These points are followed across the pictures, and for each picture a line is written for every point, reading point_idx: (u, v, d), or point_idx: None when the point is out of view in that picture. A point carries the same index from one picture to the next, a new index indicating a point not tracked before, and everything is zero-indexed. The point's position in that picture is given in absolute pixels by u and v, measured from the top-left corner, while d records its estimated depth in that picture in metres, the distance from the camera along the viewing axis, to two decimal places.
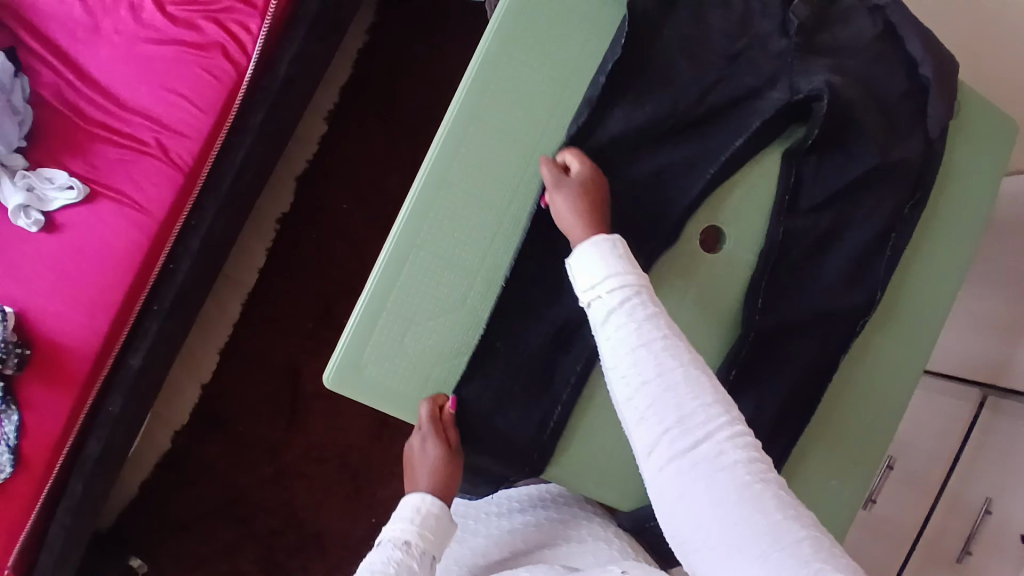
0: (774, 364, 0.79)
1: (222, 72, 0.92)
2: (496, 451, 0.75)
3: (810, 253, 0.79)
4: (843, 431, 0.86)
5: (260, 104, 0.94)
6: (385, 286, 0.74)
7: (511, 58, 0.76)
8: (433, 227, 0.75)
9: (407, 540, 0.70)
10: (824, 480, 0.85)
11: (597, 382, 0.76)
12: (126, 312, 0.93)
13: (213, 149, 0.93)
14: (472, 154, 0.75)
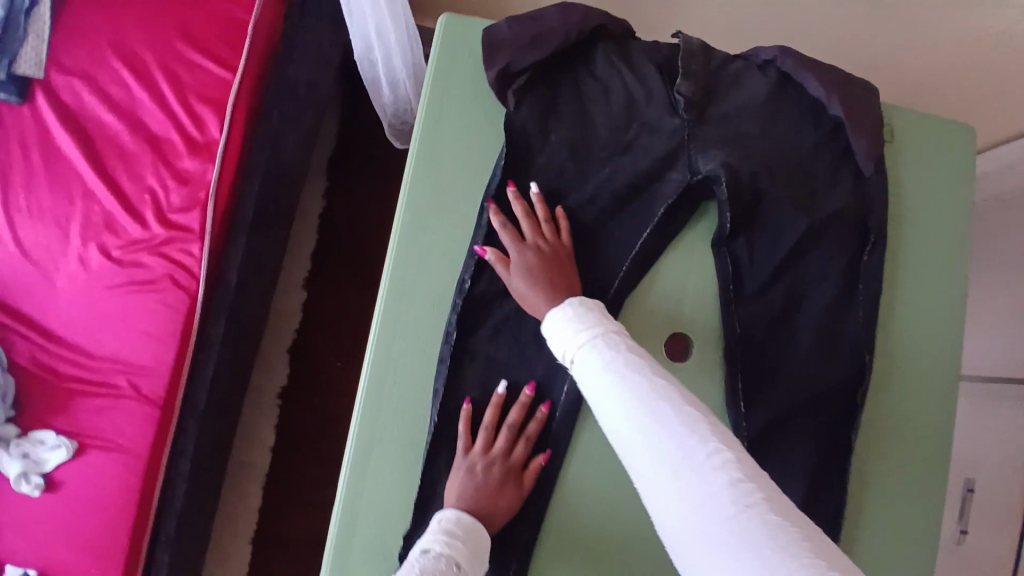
0: (779, 459, 0.73)
1: (175, 299, 0.95)
2: None
3: (775, 335, 0.75)
4: (887, 506, 0.77)
5: (219, 315, 0.96)
6: (355, 488, 0.72)
7: (425, 227, 0.76)
8: (389, 416, 0.74)
9: (446, 551, 0.63)
10: (883, 566, 0.76)
11: (590, 516, 0.75)
12: (136, 550, 0.94)
13: (183, 373, 0.96)
14: (408, 330, 0.75)
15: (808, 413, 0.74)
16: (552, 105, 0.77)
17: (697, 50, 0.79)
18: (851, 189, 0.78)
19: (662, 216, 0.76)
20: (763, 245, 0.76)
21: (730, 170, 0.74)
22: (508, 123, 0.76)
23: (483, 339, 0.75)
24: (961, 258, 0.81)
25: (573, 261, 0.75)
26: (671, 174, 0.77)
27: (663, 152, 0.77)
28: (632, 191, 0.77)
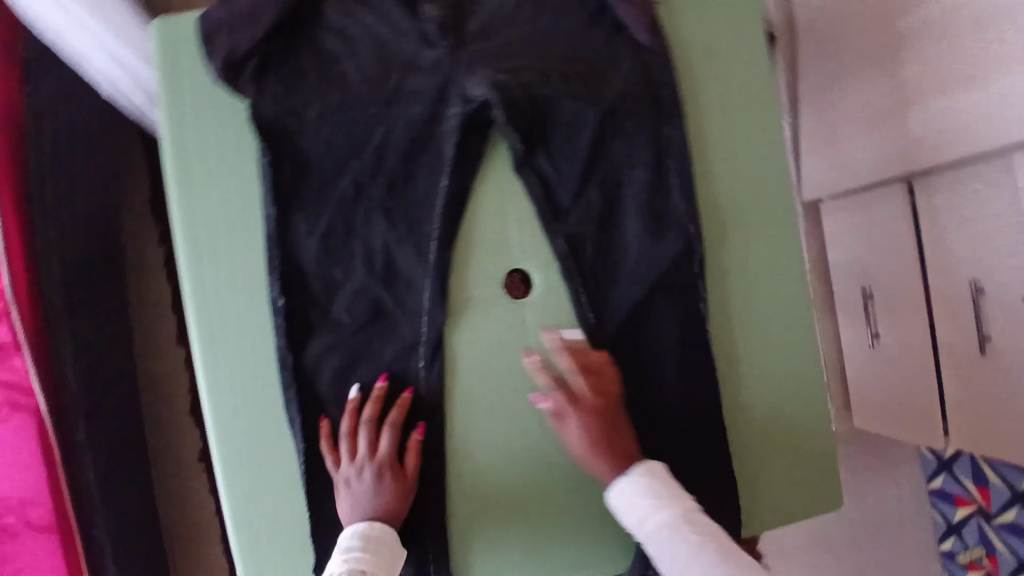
0: (640, 357, 0.74)
1: (22, 423, 0.89)
2: None
3: (603, 237, 0.74)
4: (769, 357, 0.78)
5: (78, 417, 0.92)
6: (249, 545, 0.69)
7: (214, 259, 0.69)
8: (254, 465, 0.69)
9: (355, 566, 0.60)
10: (780, 412, 0.79)
11: (493, 478, 0.73)
12: None
13: (63, 488, 0.91)
14: (238, 377, 0.69)
15: (654, 305, 0.74)
16: (298, 90, 0.69)
17: None
18: (633, 66, 0.74)
19: (455, 155, 0.70)
20: (565, 154, 0.73)
21: (501, 90, 0.68)
22: (260, 121, 0.68)
23: (320, 352, 0.68)
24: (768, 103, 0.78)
25: (385, 240, 0.69)
26: (450, 114, 0.69)
27: (433, 90, 0.69)
28: (414, 142, 0.70)
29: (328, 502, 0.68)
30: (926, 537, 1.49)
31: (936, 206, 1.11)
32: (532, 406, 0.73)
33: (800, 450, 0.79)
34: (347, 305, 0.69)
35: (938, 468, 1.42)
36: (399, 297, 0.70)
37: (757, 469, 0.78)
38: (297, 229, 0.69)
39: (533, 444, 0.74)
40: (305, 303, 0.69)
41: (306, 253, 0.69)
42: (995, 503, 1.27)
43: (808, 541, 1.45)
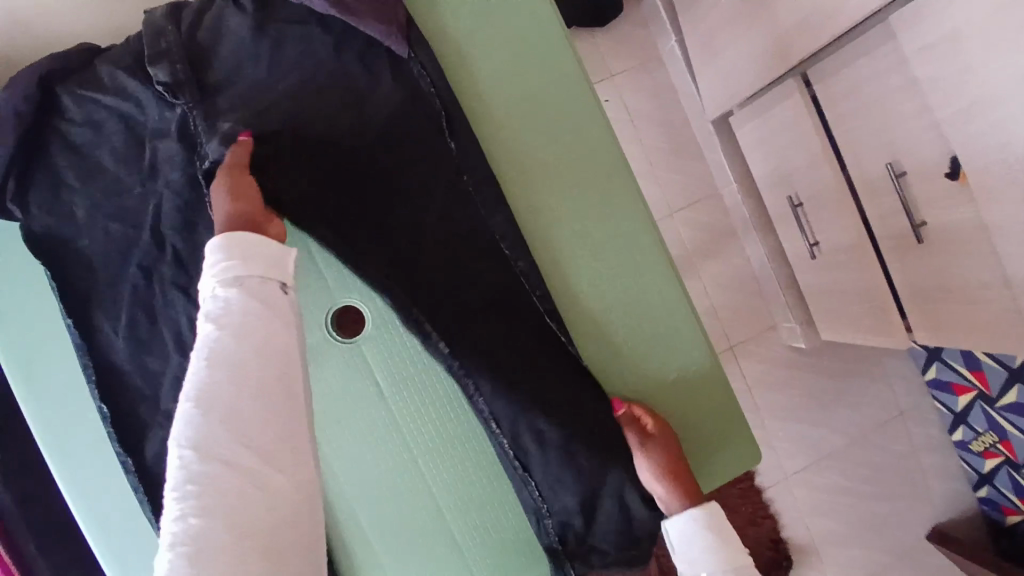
0: (481, 364, 0.78)
1: None
2: None
3: (415, 260, 0.79)
4: (634, 321, 0.84)
5: None
6: None
7: (42, 382, 0.80)
8: (128, 546, 0.79)
9: (236, 274, 0.55)
10: (661, 368, 0.84)
11: (382, 514, 0.80)
12: None
13: None
14: (95, 476, 0.79)
15: (486, 310, 0.80)
16: (66, 198, 0.77)
17: (163, 25, 0.76)
18: (395, 87, 0.80)
19: None
20: (361, 197, 0.78)
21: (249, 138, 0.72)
22: (40, 235, 0.77)
23: (159, 446, 0.79)
24: (576, 98, 0.85)
25: (188, 313, 0.77)
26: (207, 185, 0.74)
27: (184, 151, 0.75)
28: (187, 208, 0.76)
29: None
30: (935, 429, 1.43)
31: (833, 90, 1.01)
32: (389, 442, 0.80)
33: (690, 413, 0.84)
34: (171, 392, 0.78)
35: (929, 358, 1.34)
36: None
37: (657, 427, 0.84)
38: (105, 332, 0.78)
39: (399, 474, 0.80)
40: (129, 396, 0.79)
41: (118, 353, 0.79)
42: (993, 385, 1.19)
43: (812, 464, 1.39)
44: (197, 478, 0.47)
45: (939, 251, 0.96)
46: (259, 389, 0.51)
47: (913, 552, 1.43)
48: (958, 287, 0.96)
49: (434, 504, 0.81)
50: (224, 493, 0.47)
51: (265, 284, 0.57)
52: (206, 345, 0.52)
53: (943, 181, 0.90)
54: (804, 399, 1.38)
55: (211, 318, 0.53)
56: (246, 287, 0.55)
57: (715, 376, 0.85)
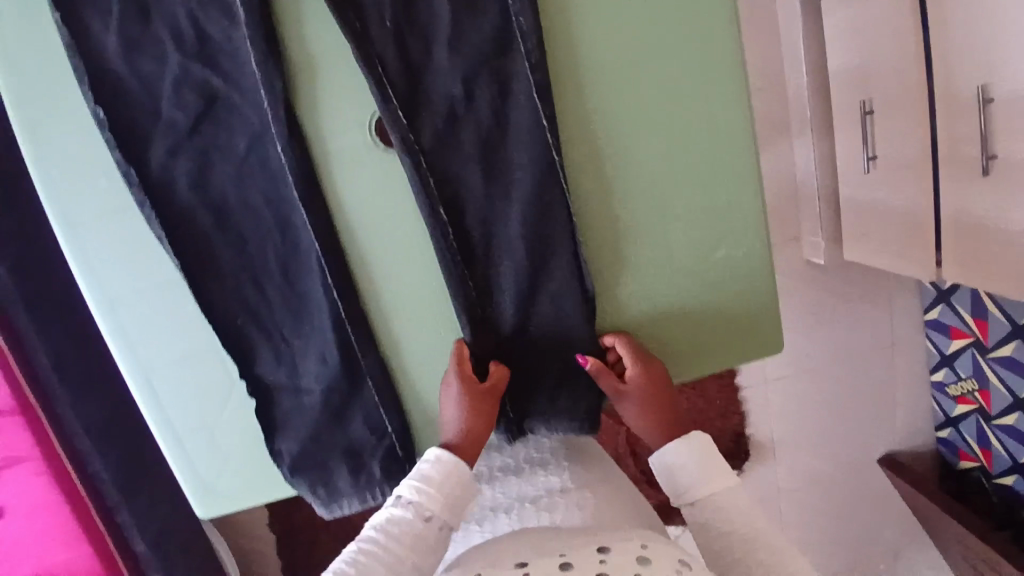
0: (489, 171, 0.67)
1: None
2: (359, 483, 0.69)
3: (416, 32, 0.64)
4: (675, 144, 0.69)
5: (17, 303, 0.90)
6: (149, 390, 0.69)
7: (29, 86, 0.62)
8: (132, 308, 0.66)
9: (422, 500, 0.63)
10: (697, 204, 0.71)
11: (384, 339, 0.69)
12: (96, 529, 0.97)
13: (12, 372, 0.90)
14: (89, 204, 0.64)
15: (475, 97, 0.65)
16: None
17: None
18: None
19: None
20: None
21: None
22: None
23: (166, 159, 0.62)
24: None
25: (189, 12, 0.59)
26: None
27: None
28: None
29: (247, 370, 0.67)
30: (919, 364, 1.47)
31: None
32: (394, 261, 0.68)
33: (721, 301, 0.73)
34: (175, 101, 0.61)
35: (935, 299, 1.37)
36: (231, 78, 0.61)
37: (676, 272, 0.72)
38: (93, 25, 0.59)
39: (411, 292, 0.69)
40: (128, 106, 0.60)
41: (112, 56, 0.60)
42: (992, 335, 1.24)
43: (793, 373, 1.44)
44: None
45: (997, 188, 0.92)
46: (401, 563, 0.60)
47: (862, 470, 1.52)
48: (999, 229, 0.93)
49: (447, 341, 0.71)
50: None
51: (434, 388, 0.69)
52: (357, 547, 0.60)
53: None
54: (804, 312, 1.40)
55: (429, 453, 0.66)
56: (419, 514, 0.63)
57: (754, 211, 0.72)
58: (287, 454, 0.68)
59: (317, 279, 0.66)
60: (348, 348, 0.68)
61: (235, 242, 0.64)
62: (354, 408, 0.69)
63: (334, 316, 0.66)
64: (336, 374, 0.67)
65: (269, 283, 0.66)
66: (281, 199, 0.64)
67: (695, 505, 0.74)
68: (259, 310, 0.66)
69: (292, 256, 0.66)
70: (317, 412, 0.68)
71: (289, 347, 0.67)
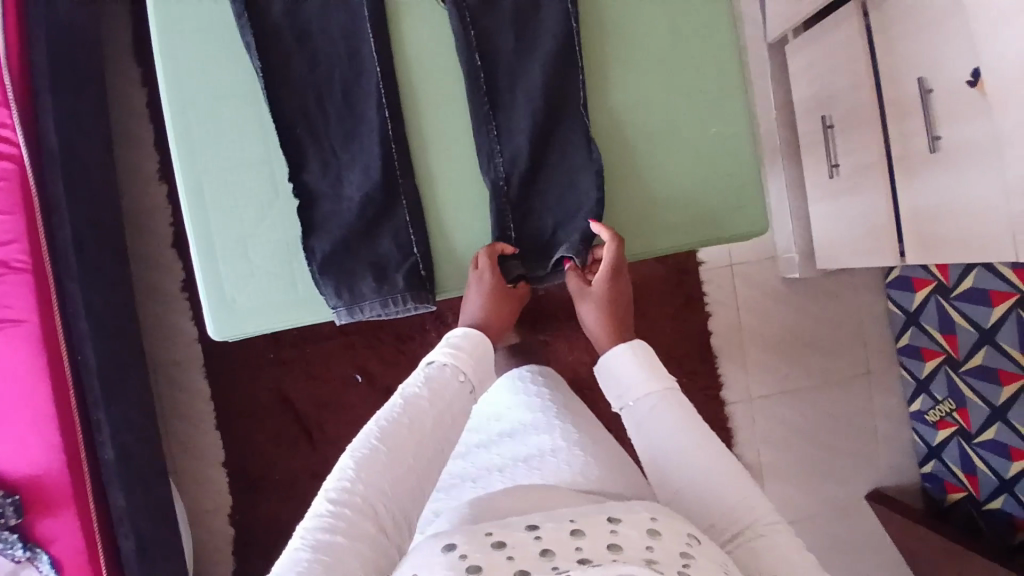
0: (523, 37, 0.78)
1: (5, 171, 0.93)
2: (381, 293, 0.72)
3: None
4: (677, 40, 0.81)
5: (57, 177, 0.96)
6: (198, 193, 0.74)
7: None
8: (201, 115, 0.74)
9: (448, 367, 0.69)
10: (694, 92, 0.81)
11: (419, 171, 0.76)
12: (70, 417, 0.96)
13: (39, 237, 0.95)
14: (187, 21, 0.74)
15: None
16: None
17: None
18: None
19: None
20: None
21: None
22: None
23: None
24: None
25: None
26: None
27: None
28: None
29: (295, 176, 0.73)
30: (896, 396, 1.52)
31: (889, 13, 1.12)
32: (433, 101, 0.77)
33: (707, 173, 0.81)
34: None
35: (906, 322, 1.45)
36: None
37: (675, 147, 0.81)
38: None
39: (444, 132, 0.77)
40: None
41: None
42: (961, 346, 1.31)
43: (777, 393, 1.47)
44: (368, 458, 0.61)
45: (946, 165, 1.06)
46: (437, 420, 0.65)
47: (851, 508, 1.49)
48: (951, 202, 1.06)
49: (470, 182, 0.77)
50: (403, 510, 0.61)
51: (474, 347, 0.72)
52: (401, 399, 0.66)
53: (970, 93, 1.00)
54: (784, 330, 1.47)
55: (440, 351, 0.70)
56: (451, 374, 0.69)
57: (744, 105, 0.82)
58: (318, 253, 0.72)
59: (372, 101, 0.74)
60: (389, 166, 0.74)
61: (309, 60, 0.74)
62: (385, 224, 0.74)
63: (382, 134, 0.74)
64: (373, 187, 0.73)
65: (328, 103, 0.74)
66: (348, 32, 0.75)
67: (635, 405, 0.73)
68: (315, 125, 0.74)
69: (351, 82, 0.75)
70: (351, 220, 0.73)
71: (337, 160, 0.74)
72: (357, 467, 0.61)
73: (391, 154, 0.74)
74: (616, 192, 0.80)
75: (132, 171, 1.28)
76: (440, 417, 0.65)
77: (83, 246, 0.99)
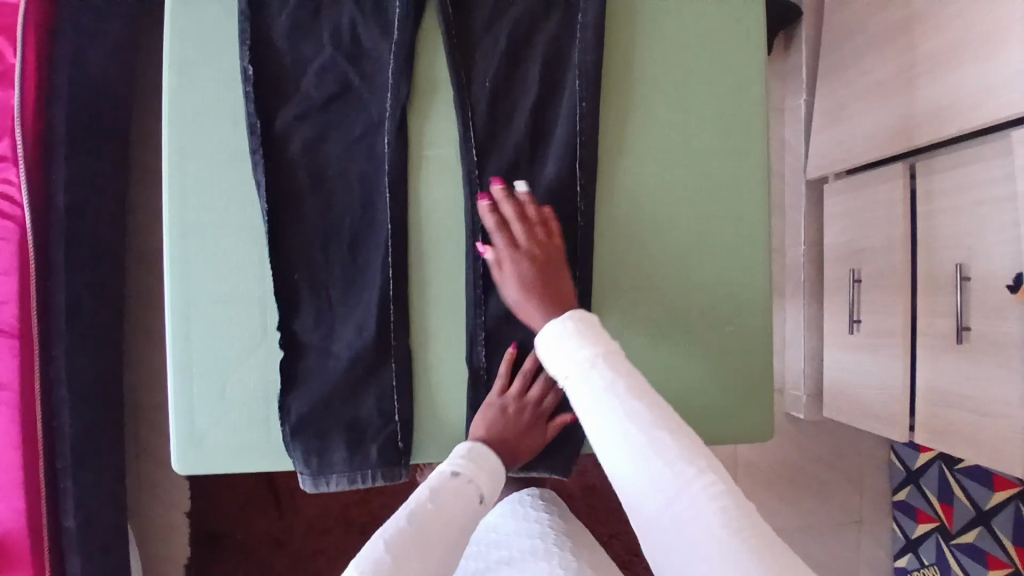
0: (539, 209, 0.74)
1: (6, 231, 0.93)
2: (349, 463, 0.70)
3: (505, 83, 0.74)
4: (707, 228, 0.77)
5: (58, 245, 0.96)
6: (183, 324, 0.71)
7: (190, 46, 0.72)
8: (201, 247, 0.72)
9: (479, 475, 0.63)
10: (715, 286, 0.77)
11: (416, 332, 0.73)
12: (37, 485, 0.95)
13: (30, 300, 0.93)
14: (203, 151, 0.72)
15: (544, 143, 0.75)
16: None
17: None
18: None
19: None
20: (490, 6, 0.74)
21: None
22: None
23: (289, 123, 0.72)
24: (738, 23, 0.78)
25: (351, 21, 0.73)
26: None
27: None
28: None
29: (287, 326, 0.71)
30: (886, 547, 1.46)
31: (935, 184, 1.07)
32: (442, 262, 0.74)
33: (715, 370, 0.77)
34: (316, 81, 0.72)
35: (906, 479, 1.41)
36: (365, 76, 0.73)
37: (687, 339, 0.77)
38: (268, 14, 0.72)
39: (450, 296, 0.74)
40: (274, 81, 0.72)
41: (275, 40, 0.72)
42: (956, 520, 1.26)
43: None
44: (397, 550, 0.51)
45: (972, 358, 1.01)
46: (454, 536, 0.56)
47: None
48: (969, 397, 1.01)
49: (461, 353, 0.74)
50: None
51: (498, 460, 0.66)
52: (429, 501, 0.57)
53: (1007, 295, 0.95)
54: (778, 465, 1.42)
55: (474, 452, 0.65)
56: (477, 484, 0.62)
57: (766, 304, 0.78)
58: (295, 412, 0.70)
59: (379, 255, 0.72)
60: (383, 328, 0.71)
61: (321, 207, 0.73)
62: (369, 387, 0.71)
63: (380, 295, 0.72)
64: (364, 349, 0.71)
65: (335, 254, 0.73)
66: (364, 186, 0.73)
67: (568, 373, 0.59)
68: (315, 275, 0.72)
69: (359, 235, 0.73)
70: (334, 379, 0.71)
71: (332, 312, 0.72)
72: (389, 559, 0.51)
73: (388, 315, 0.72)
74: None
75: (144, 215, 1.25)
76: (464, 532, 0.57)
77: (78, 311, 0.99)
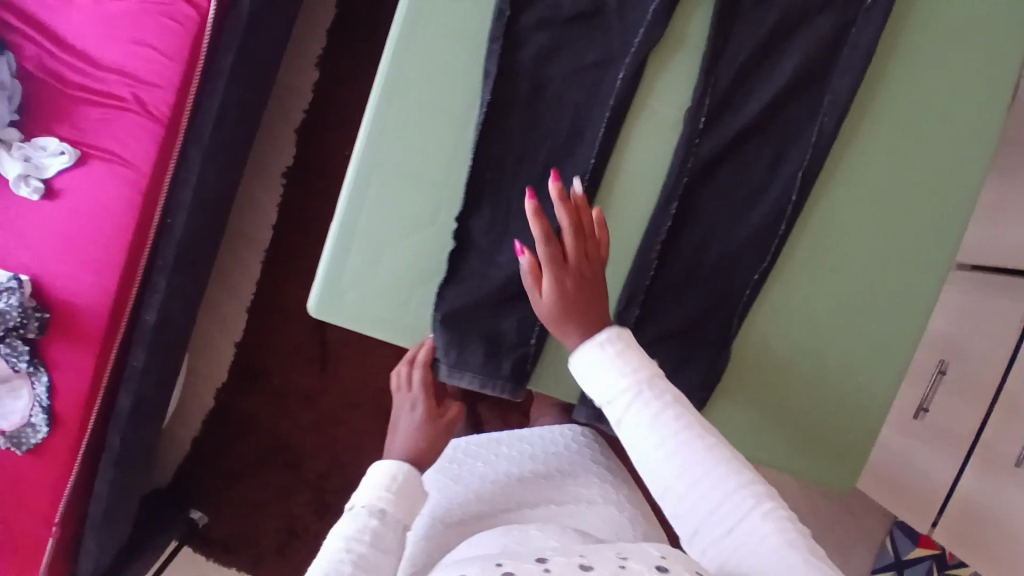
0: (731, 198, 0.74)
1: (184, 17, 0.93)
2: (480, 367, 0.72)
3: (752, 66, 0.73)
4: (879, 273, 0.77)
5: (228, 48, 0.94)
6: (363, 181, 0.71)
7: None
8: (406, 113, 0.71)
9: (386, 508, 0.66)
10: (861, 329, 0.78)
11: None
12: (132, 270, 0.96)
13: (187, 96, 0.95)
14: (442, 20, 0.70)
15: (763, 138, 0.74)
16: None
17: None
18: None
19: None
20: None
21: None
22: None
23: (531, 24, 0.71)
24: (992, 88, 0.76)
25: None
26: None
27: None
28: None
29: (465, 218, 0.72)
30: None
31: None
32: (627, 214, 0.73)
33: (832, 404, 0.78)
34: None
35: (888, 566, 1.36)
36: (622, 5, 0.71)
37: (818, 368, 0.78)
38: None
39: (622, 247, 0.74)
40: None
41: None
42: None
43: None
44: None
45: None
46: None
47: None
48: None
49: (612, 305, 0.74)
50: None
51: (413, 486, 0.68)
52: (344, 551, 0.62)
53: None
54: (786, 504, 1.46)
55: (385, 487, 0.67)
56: (389, 520, 0.65)
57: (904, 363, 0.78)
58: (447, 303, 0.71)
59: (570, 188, 0.72)
60: None
61: (533, 117, 0.72)
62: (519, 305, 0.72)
63: (560, 222, 0.72)
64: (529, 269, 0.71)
65: (531, 167, 0.72)
66: (580, 113, 0.72)
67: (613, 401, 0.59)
68: (506, 181, 0.72)
69: (559, 157, 0.72)
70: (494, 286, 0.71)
71: (507, 221, 0.72)
72: None
73: None
74: (738, 383, 0.77)
75: None
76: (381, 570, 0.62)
77: (225, 116, 0.96)
